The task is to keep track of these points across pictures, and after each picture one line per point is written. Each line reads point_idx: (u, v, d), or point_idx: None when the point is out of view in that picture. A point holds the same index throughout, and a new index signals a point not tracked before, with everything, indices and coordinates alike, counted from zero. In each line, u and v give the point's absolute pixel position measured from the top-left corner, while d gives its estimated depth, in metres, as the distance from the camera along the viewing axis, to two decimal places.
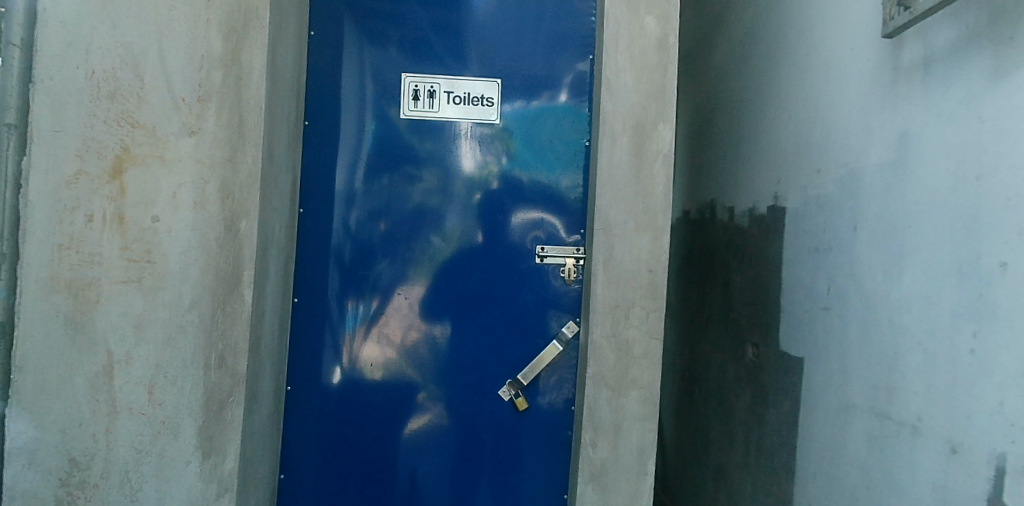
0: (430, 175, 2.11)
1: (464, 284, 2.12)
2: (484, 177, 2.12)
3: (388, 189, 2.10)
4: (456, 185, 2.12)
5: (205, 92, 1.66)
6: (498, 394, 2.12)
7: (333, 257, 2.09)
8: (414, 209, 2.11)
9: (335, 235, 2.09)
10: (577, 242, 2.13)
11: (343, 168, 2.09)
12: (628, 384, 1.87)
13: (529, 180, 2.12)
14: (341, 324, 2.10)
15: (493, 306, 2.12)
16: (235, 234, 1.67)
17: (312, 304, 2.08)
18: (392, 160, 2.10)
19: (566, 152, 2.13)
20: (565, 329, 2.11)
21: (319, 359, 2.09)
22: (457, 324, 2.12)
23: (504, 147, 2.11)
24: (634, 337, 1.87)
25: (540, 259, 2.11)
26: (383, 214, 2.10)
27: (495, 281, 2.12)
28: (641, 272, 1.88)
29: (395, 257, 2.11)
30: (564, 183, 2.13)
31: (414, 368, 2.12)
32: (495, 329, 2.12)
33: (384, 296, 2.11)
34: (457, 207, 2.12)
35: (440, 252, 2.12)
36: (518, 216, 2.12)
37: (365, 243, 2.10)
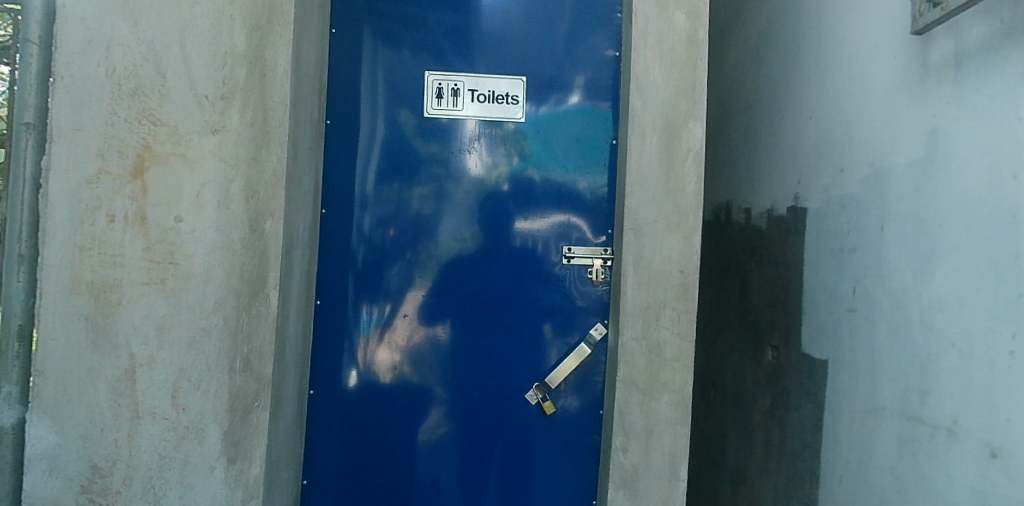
0: (442, 178, 2.07)
1: (477, 288, 2.07)
2: (498, 178, 2.07)
3: (399, 193, 2.06)
4: (468, 187, 2.07)
5: (228, 88, 1.62)
6: (525, 398, 2.08)
7: (348, 261, 2.05)
8: (428, 213, 2.07)
9: (348, 240, 2.05)
10: (605, 242, 2.08)
11: (355, 172, 2.05)
12: (660, 387, 1.83)
13: (546, 182, 2.08)
14: (363, 327, 2.06)
15: (508, 311, 2.08)
16: (260, 234, 1.63)
17: (334, 306, 2.05)
18: (404, 163, 2.06)
19: (588, 153, 2.08)
20: (593, 332, 2.06)
21: (341, 362, 2.05)
22: (471, 328, 2.08)
23: (517, 148, 2.07)
24: (665, 339, 1.83)
25: (567, 259, 2.07)
26: (395, 218, 2.06)
27: (511, 284, 2.08)
28: (672, 273, 1.84)
29: (405, 260, 2.07)
30: (590, 183, 2.08)
31: (431, 373, 2.08)
32: (511, 333, 2.08)
33: (397, 300, 2.07)
34: (470, 209, 2.08)
35: (454, 255, 2.07)
36: (537, 218, 2.08)
37: (378, 247, 2.06)
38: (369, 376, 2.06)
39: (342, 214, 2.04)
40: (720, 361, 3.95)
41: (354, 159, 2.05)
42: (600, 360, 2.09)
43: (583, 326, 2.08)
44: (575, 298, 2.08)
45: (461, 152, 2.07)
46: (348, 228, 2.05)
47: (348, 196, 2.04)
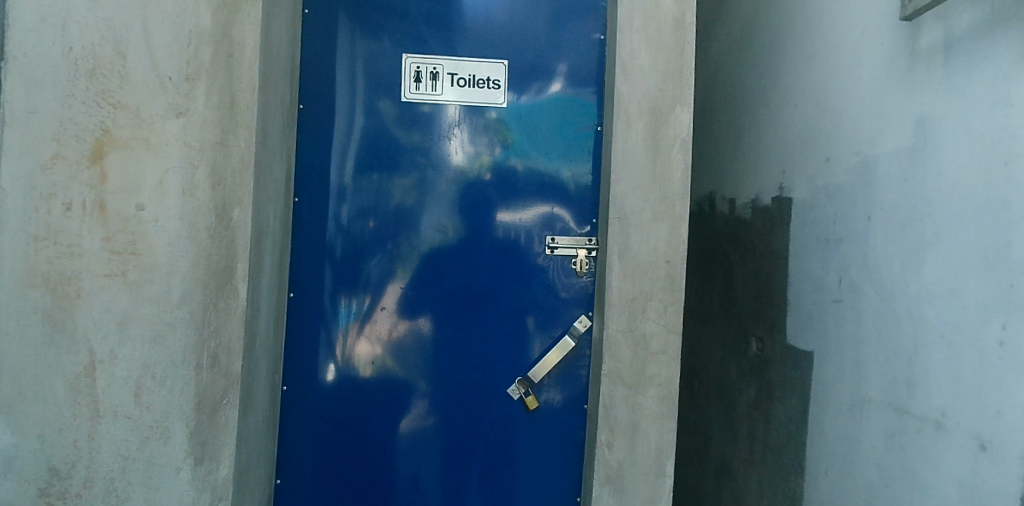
0: (422, 168, 2.00)
1: (458, 282, 2.01)
2: (479, 168, 2.00)
3: (378, 185, 1.99)
4: (449, 178, 2.00)
5: (193, 69, 1.53)
6: (507, 393, 2.02)
7: (324, 253, 1.97)
8: (407, 205, 2.00)
9: (324, 233, 1.97)
10: (590, 232, 2.03)
11: (331, 163, 1.97)
12: (646, 381, 1.78)
13: (530, 172, 2.01)
14: (339, 321, 1.98)
15: (491, 305, 2.02)
16: (227, 223, 1.55)
17: (308, 299, 1.97)
18: (382, 153, 1.98)
19: (573, 142, 2.02)
20: (577, 324, 2.00)
21: (317, 357, 1.98)
22: (453, 322, 2.01)
23: (499, 138, 2.00)
24: (651, 331, 1.78)
25: (550, 250, 2.01)
26: (374, 210, 1.99)
27: (494, 278, 2.01)
28: (658, 263, 1.79)
29: (387, 252, 1.99)
30: (575, 171, 2.02)
31: (411, 368, 2.01)
32: (494, 328, 2.02)
33: (378, 292, 1.99)
34: (454, 198, 2.01)
35: (434, 248, 2.00)
36: (521, 209, 2.01)
37: (356, 240, 1.98)
38: (346, 371, 1.99)
39: (317, 202, 1.96)
40: (705, 353, 3.93)
41: (330, 148, 1.97)
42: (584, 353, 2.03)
43: (567, 319, 2.02)
44: (559, 290, 2.02)
45: (441, 142, 1.99)
46: (325, 220, 1.97)
47: (324, 187, 1.96)
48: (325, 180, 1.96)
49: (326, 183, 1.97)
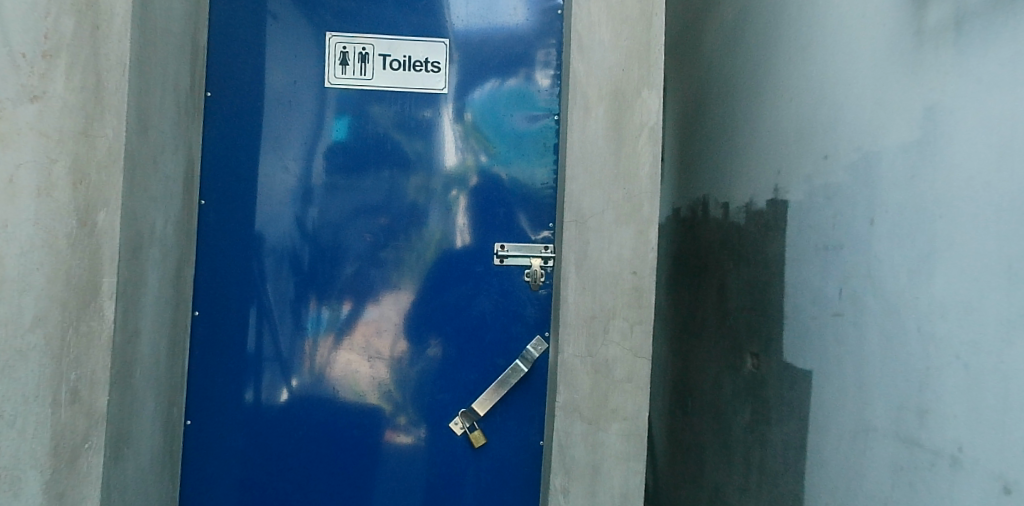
0: (388, 173, 1.73)
1: (427, 305, 1.72)
2: (456, 174, 1.73)
3: (336, 193, 1.72)
4: (420, 186, 1.73)
5: (51, 42, 1.24)
6: (450, 427, 1.71)
7: (247, 266, 1.69)
8: (368, 215, 1.72)
9: (254, 246, 1.69)
10: (547, 239, 1.72)
11: (273, 168, 1.70)
12: (609, 414, 1.50)
13: (505, 177, 1.73)
14: (256, 342, 1.70)
15: (463, 332, 1.71)
16: (93, 228, 1.25)
17: (218, 317, 1.68)
18: (338, 157, 1.72)
19: (538, 141, 1.74)
20: (531, 347, 1.68)
21: (229, 385, 1.69)
22: (416, 351, 1.72)
23: (476, 141, 1.73)
24: (614, 356, 1.50)
25: (500, 259, 1.71)
26: (331, 222, 1.71)
27: (464, 298, 1.72)
28: (623, 275, 1.51)
29: (381, 257, 1.72)
30: (540, 168, 1.74)
31: (348, 398, 1.71)
32: (463, 359, 1.71)
33: (367, 301, 1.72)
34: (458, 193, 1.73)
35: (400, 266, 1.72)
36: (493, 219, 1.72)
37: (335, 245, 1.71)
38: (263, 401, 1.70)
39: (228, 205, 1.69)
40: (698, 369, 3.64)
41: (266, 150, 1.70)
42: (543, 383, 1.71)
43: (522, 340, 1.71)
44: (514, 308, 1.71)
45: (411, 144, 1.73)
46: (262, 231, 1.70)
47: (255, 194, 1.70)
48: (267, 187, 1.70)
49: (263, 190, 1.70)
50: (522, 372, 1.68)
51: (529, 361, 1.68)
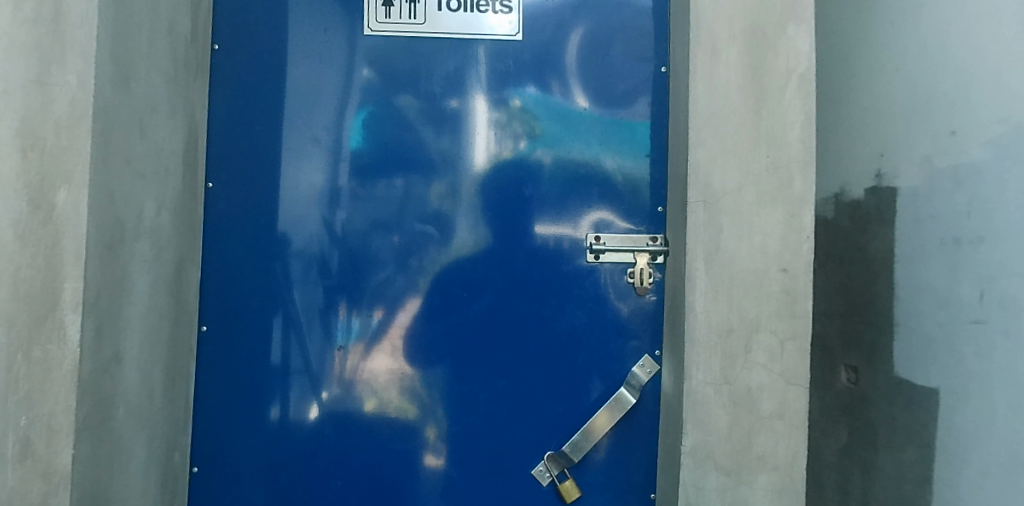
0: (422, 168, 1.34)
1: (450, 331, 1.32)
2: (493, 171, 1.34)
3: (363, 194, 1.33)
4: (444, 185, 1.34)
5: None
6: (534, 476, 1.30)
7: (269, 268, 1.31)
8: (383, 222, 1.33)
9: (278, 249, 1.32)
10: (655, 230, 1.33)
11: (286, 162, 1.33)
12: (755, 464, 1.09)
13: (558, 172, 1.33)
14: (277, 366, 1.31)
15: (507, 369, 1.31)
16: (48, 213, 0.90)
17: (231, 334, 1.31)
18: (363, 148, 1.33)
19: (613, 123, 1.34)
20: (639, 370, 1.29)
21: (244, 421, 1.30)
22: (454, 393, 1.31)
23: (526, 118, 1.34)
24: (759, 382, 1.10)
25: (594, 255, 1.32)
26: (355, 231, 1.33)
27: (501, 325, 1.32)
28: (769, 273, 1.11)
29: (428, 267, 1.33)
30: (623, 143, 1.34)
31: (393, 437, 1.32)
32: (500, 403, 1.31)
33: (416, 318, 1.32)
34: (525, 181, 1.33)
35: (432, 287, 1.33)
36: (587, 216, 1.33)
37: (366, 253, 1.32)
38: (287, 442, 1.30)
39: (244, 189, 1.32)
40: None
41: (278, 140, 1.33)
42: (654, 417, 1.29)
43: (623, 361, 1.31)
44: (612, 326, 1.31)
45: (436, 131, 1.34)
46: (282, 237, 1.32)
47: (272, 187, 1.32)
48: (283, 188, 1.32)
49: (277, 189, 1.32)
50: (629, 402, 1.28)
51: (637, 387, 1.29)
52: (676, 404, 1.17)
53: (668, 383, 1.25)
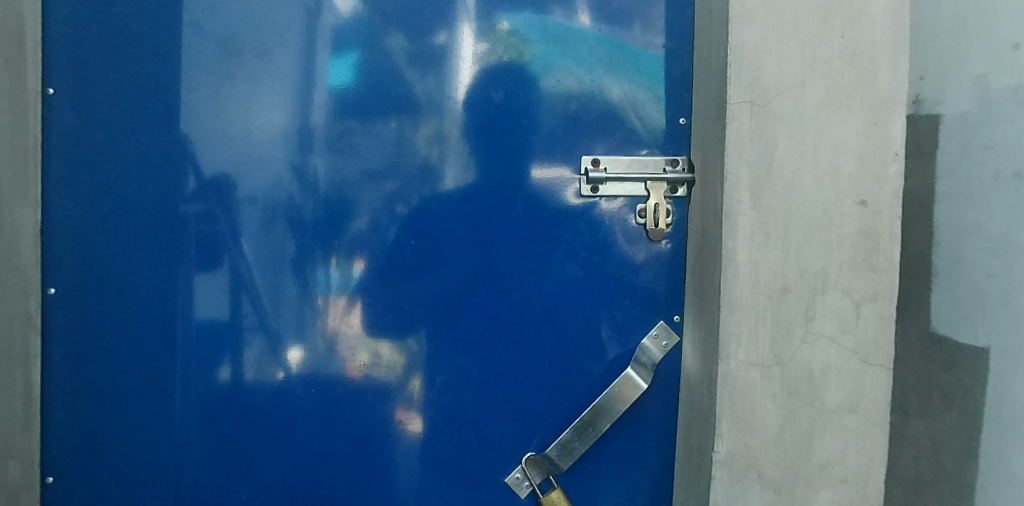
0: (408, 103, 0.97)
1: (446, 320, 0.98)
2: (485, 116, 0.97)
3: (338, 140, 0.97)
4: (428, 130, 0.97)
5: None
6: (508, 484, 0.99)
7: (174, 211, 0.96)
8: (353, 179, 0.97)
9: (192, 188, 0.96)
10: (676, 152, 0.98)
11: (200, 97, 0.96)
12: (816, 476, 0.78)
13: (554, 116, 0.97)
14: (194, 343, 0.97)
15: (512, 376, 0.98)
16: None
17: (111, 305, 0.96)
18: (337, 81, 0.96)
19: (610, 45, 0.97)
20: (651, 341, 0.96)
21: (169, 406, 0.97)
22: (446, 390, 0.98)
23: (519, 43, 0.97)
24: (824, 363, 0.78)
25: (590, 188, 0.97)
26: (340, 185, 0.97)
27: (509, 313, 0.98)
28: (843, 209, 0.77)
29: (423, 230, 0.98)
30: (622, 68, 0.97)
31: (385, 420, 0.99)
32: (498, 416, 0.98)
33: (406, 289, 0.98)
34: (530, 119, 0.97)
35: (416, 262, 0.98)
36: (586, 144, 0.98)
37: (330, 220, 0.97)
38: (247, 423, 0.98)
39: (111, 109, 0.95)
40: None
41: (195, 61, 0.96)
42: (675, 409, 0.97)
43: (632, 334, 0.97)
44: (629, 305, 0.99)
45: (415, 57, 0.97)
46: (225, 184, 0.96)
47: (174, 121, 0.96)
48: (217, 129, 0.96)
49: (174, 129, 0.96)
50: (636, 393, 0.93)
51: (646, 366, 0.96)
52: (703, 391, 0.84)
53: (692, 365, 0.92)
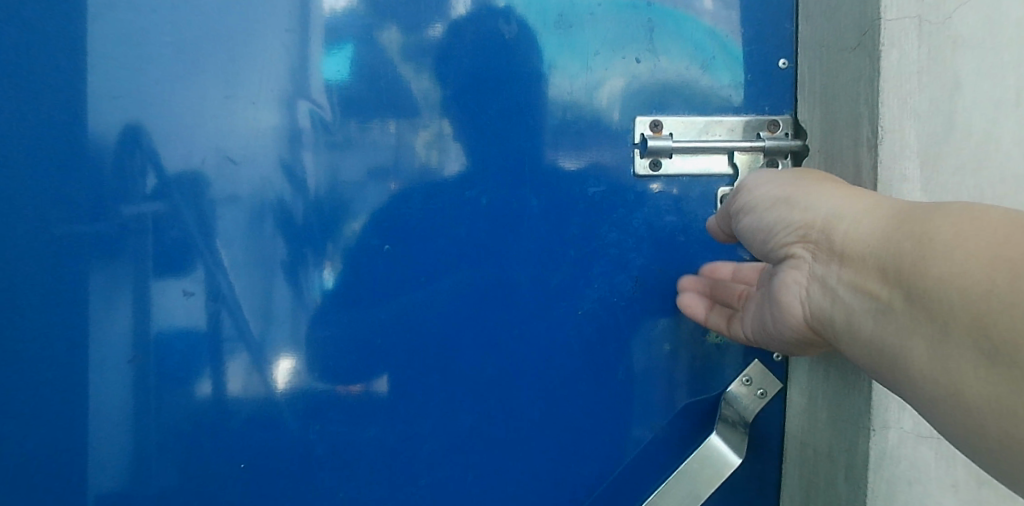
0: (406, 92, 0.71)
1: (433, 377, 0.73)
2: (495, 101, 0.72)
3: (321, 140, 0.71)
4: (429, 128, 0.72)
5: None
6: None
7: (109, 205, 0.70)
8: (334, 194, 0.71)
9: (136, 181, 0.70)
10: (775, 113, 0.72)
11: (138, 78, 0.70)
12: None
13: (585, 105, 0.72)
14: (143, 388, 0.71)
15: (567, 450, 0.73)
16: None
17: (22, 343, 0.70)
18: (317, 62, 0.70)
19: (632, 6, 0.72)
20: (740, 390, 0.72)
21: (138, 463, 0.71)
22: (495, 443, 0.73)
23: (523, 9, 0.72)
24: None
25: (652, 163, 0.73)
26: (329, 200, 0.71)
27: (594, 364, 0.73)
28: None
29: (446, 249, 0.72)
30: (657, 36, 0.72)
31: (412, 467, 0.73)
32: (569, 500, 0.74)
33: (428, 314, 0.72)
34: (564, 103, 0.72)
35: (430, 298, 0.72)
36: (641, 105, 0.73)
37: (316, 245, 0.71)
38: (261, 471, 0.72)
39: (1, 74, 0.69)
40: None
41: (123, 28, 0.70)
42: (774, 483, 0.73)
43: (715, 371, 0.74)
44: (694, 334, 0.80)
45: (410, 34, 0.71)
46: (172, 195, 0.70)
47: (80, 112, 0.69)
48: (150, 128, 0.70)
49: (98, 112, 0.69)
50: (722, 474, 0.67)
51: (734, 426, 0.71)
52: (840, 466, 0.64)
53: (798, 428, 0.71)
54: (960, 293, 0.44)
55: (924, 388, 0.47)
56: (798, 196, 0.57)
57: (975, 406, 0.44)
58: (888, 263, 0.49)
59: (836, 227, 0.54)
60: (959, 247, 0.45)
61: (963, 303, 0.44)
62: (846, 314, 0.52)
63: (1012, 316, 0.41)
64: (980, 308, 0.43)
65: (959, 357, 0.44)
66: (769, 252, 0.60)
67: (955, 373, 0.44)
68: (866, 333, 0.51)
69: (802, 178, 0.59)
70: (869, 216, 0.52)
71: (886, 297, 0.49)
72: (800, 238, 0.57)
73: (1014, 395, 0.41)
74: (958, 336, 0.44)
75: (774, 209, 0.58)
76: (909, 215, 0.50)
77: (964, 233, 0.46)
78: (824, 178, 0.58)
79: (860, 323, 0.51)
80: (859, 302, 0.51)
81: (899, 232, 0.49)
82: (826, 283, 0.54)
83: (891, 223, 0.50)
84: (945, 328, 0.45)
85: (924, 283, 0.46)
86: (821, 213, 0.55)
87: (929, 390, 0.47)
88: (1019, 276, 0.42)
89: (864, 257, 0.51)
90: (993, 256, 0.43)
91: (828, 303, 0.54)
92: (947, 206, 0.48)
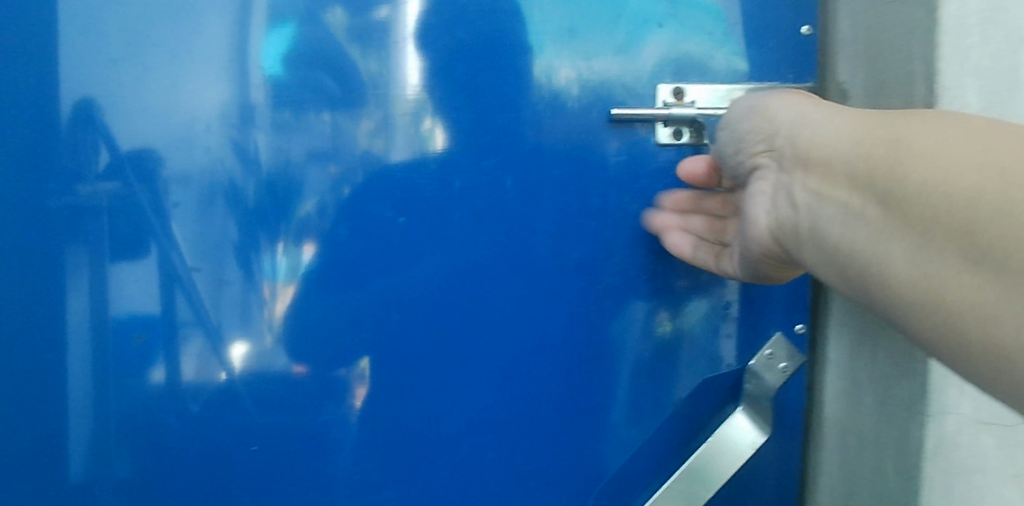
0: (350, 75, 0.65)
1: (411, 369, 0.68)
2: (461, 82, 0.66)
3: (266, 121, 0.64)
4: (372, 117, 0.65)
5: None
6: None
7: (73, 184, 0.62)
8: (273, 181, 0.65)
9: (94, 160, 0.63)
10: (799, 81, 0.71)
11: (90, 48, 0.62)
12: None
13: (586, 78, 0.68)
14: (104, 387, 0.64)
15: (563, 442, 0.71)
16: None
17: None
18: (259, 42, 0.64)
19: None
20: (760, 364, 0.72)
21: (110, 465, 0.65)
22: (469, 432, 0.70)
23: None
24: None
25: (675, 131, 0.70)
26: (277, 185, 0.65)
27: (592, 354, 0.71)
28: None
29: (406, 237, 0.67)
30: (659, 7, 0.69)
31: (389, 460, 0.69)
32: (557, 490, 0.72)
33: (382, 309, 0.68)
34: (568, 78, 0.68)
35: (390, 288, 0.68)
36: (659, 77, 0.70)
37: (260, 234, 0.65)
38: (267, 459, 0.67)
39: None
40: None
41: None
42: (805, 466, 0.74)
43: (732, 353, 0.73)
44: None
45: (354, 14, 0.65)
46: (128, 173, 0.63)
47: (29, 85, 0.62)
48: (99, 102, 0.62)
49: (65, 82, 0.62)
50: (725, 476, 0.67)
51: (758, 400, 0.71)
52: (888, 452, 0.66)
53: (837, 413, 0.70)
54: (944, 197, 0.45)
55: (907, 296, 0.48)
56: (765, 112, 0.61)
57: (957, 314, 0.44)
58: (859, 167, 0.51)
59: (805, 134, 0.57)
60: (935, 155, 0.47)
61: (947, 206, 0.45)
62: (818, 220, 0.54)
63: (1000, 223, 0.42)
64: (968, 214, 0.43)
65: (941, 265, 0.45)
66: (738, 164, 0.64)
67: (934, 277, 0.45)
68: (835, 237, 0.53)
69: (784, 92, 0.61)
70: (851, 120, 0.54)
71: (862, 203, 0.51)
72: (766, 149, 0.60)
73: (996, 302, 0.42)
74: (941, 236, 0.45)
75: (729, 128, 0.64)
76: (886, 119, 0.51)
77: (953, 143, 0.46)
78: (800, 94, 0.61)
79: (826, 225, 0.54)
80: (828, 209, 0.54)
81: (872, 137, 0.51)
82: (790, 192, 0.58)
83: (866, 125, 0.52)
84: (924, 233, 0.46)
85: (901, 199, 0.48)
86: (794, 121, 0.58)
87: (907, 295, 0.48)
88: (1010, 179, 0.42)
89: (833, 165, 0.53)
90: (980, 159, 0.44)
91: (797, 211, 0.57)
92: (926, 113, 0.50)
